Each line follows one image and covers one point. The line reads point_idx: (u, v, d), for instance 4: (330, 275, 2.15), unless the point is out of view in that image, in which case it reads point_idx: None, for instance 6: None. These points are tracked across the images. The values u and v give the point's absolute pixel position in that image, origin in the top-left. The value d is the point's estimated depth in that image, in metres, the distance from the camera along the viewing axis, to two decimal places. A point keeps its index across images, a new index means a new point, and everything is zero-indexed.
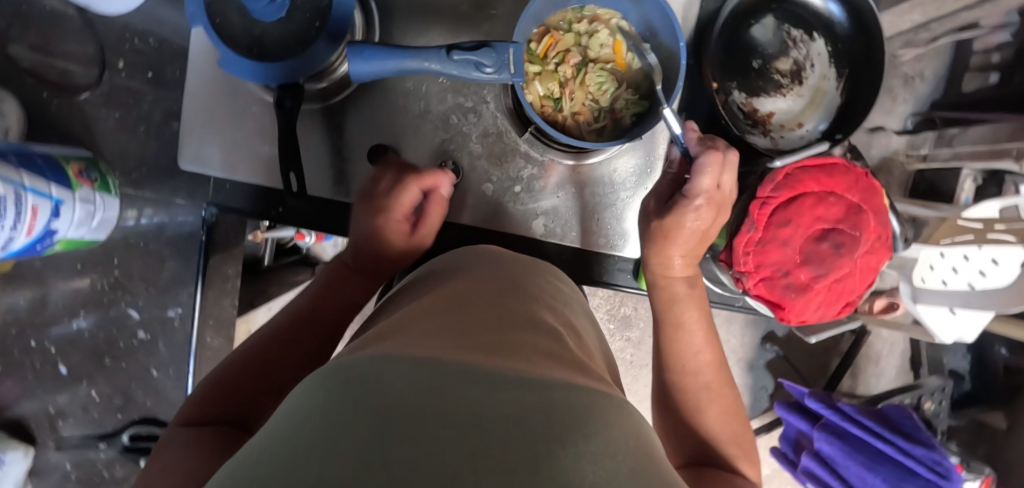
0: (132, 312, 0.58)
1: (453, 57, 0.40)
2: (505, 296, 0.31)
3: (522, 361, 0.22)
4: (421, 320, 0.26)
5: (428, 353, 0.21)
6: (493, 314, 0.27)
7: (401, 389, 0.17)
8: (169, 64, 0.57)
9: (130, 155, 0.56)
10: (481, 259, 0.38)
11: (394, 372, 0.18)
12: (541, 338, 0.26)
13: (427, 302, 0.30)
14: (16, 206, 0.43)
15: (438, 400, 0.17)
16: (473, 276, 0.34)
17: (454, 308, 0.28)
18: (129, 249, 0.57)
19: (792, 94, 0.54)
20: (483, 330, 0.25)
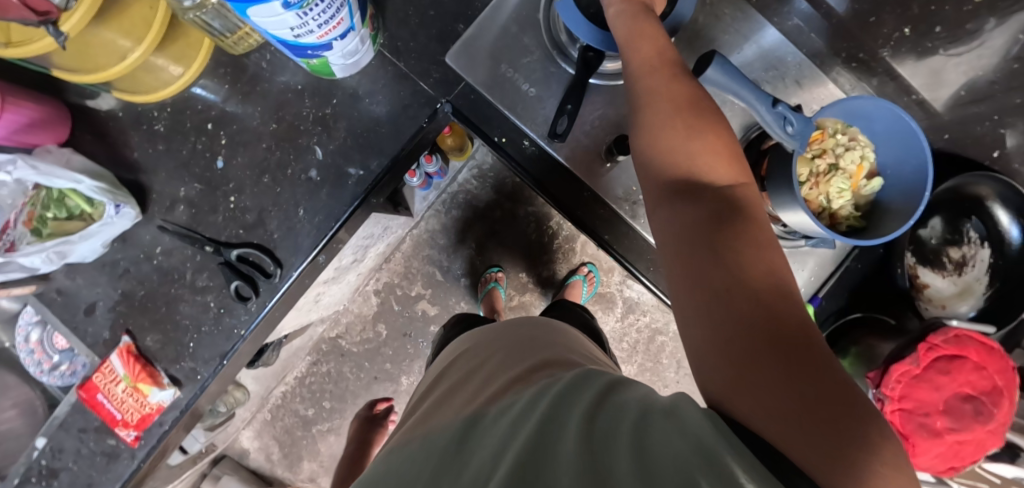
0: (316, 149, 0.59)
1: (774, 108, 0.45)
2: (505, 356, 0.51)
3: (475, 404, 0.43)
4: (447, 403, 0.48)
5: (428, 433, 0.43)
6: (470, 383, 0.49)
7: (417, 460, 0.39)
8: None
9: (404, 26, 0.59)
10: (508, 328, 0.59)
11: (417, 445, 0.42)
12: (505, 376, 0.47)
13: (456, 382, 0.52)
14: (333, 12, 0.47)
15: (420, 455, 0.39)
16: (472, 355, 0.56)
17: (449, 392, 0.50)
18: (352, 99, 0.59)
19: (947, 278, 0.62)
20: (473, 398, 0.45)
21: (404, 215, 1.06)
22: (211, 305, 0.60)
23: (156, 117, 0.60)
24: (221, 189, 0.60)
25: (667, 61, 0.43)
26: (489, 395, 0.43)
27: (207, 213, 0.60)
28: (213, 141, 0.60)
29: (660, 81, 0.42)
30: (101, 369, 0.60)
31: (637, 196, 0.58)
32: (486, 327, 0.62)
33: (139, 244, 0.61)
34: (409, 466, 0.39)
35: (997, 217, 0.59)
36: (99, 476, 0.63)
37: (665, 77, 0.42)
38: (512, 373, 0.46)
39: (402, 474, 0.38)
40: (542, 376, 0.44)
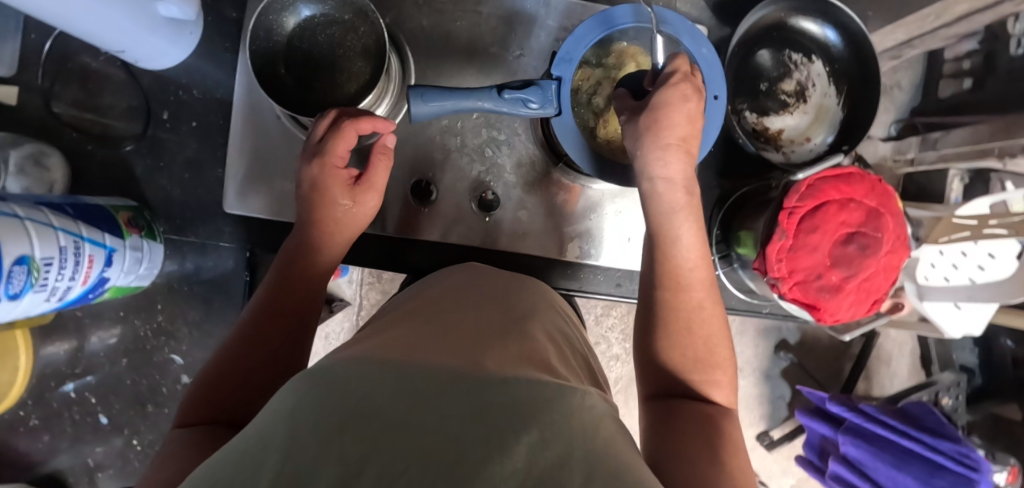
0: (174, 357, 0.60)
1: (504, 96, 0.41)
2: (484, 305, 0.41)
3: (455, 353, 0.31)
4: (410, 329, 0.35)
5: (386, 351, 0.30)
6: (444, 323, 0.36)
7: (364, 386, 0.26)
8: (212, 112, 0.58)
9: (173, 201, 0.58)
10: (477, 277, 0.49)
11: (357, 375, 0.26)
12: (490, 328, 0.36)
13: (421, 308, 0.40)
14: (75, 257, 0.46)
15: (371, 380, 0.26)
16: (429, 296, 0.44)
17: (420, 321, 0.37)
18: (173, 293, 0.60)
19: (798, 110, 0.58)
20: (453, 333, 0.34)
21: (339, 310, 1.05)
22: None
23: (24, 414, 0.58)
24: (116, 441, 0.60)
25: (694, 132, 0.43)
26: (476, 350, 0.31)
27: (118, 468, 0.60)
28: (83, 404, 0.59)
29: (679, 162, 0.43)
30: None
31: (470, 222, 0.56)
32: (418, 286, 0.50)
33: None
34: (355, 391, 0.25)
35: (804, 27, 0.57)
36: None
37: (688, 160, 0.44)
38: (509, 340, 0.34)
39: (352, 391, 0.25)
40: (537, 358, 0.33)
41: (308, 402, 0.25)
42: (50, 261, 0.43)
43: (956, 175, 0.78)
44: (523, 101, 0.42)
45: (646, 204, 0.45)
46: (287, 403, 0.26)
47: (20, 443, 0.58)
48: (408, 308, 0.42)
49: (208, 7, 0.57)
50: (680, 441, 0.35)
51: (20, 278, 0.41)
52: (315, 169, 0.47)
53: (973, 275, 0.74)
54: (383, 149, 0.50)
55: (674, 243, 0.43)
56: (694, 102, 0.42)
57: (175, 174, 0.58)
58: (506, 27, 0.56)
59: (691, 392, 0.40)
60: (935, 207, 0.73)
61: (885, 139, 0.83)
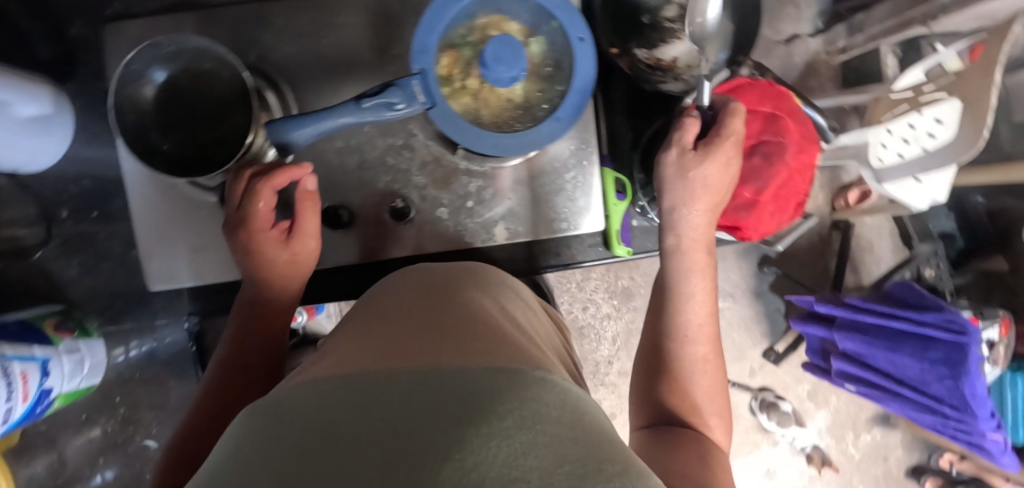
0: (149, 441, 0.60)
1: (363, 105, 0.40)
2: (441, 298, 0.38)
3: (414, 355, 0.28)
4: (364, 339, 0.32)
5: (350, 364, 0.27)
6: (406, 326, 0.33)
7: (312, 410, 0.22)
8: (112, 196, 0.57)
9: (100, 294, 0.57)
10: (425, 273, 0.45)
11: (303, 401, 0.23)
12: (452, 321, 0.33)
13: (379, 312, 0.37)
14: (5, 378, 0.45)
15: (321, 399, 0.23)
16: (381, 300, 0.40)
17: (391, 323, 0.34)
18: (128, 382, 0.59)
19: (688, 34, 0.57)
20: (412, 334, 0.31)
21: None
22: None
23: None
24: None
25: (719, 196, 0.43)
26: (451, 346, 0.29)
27: None
28: None
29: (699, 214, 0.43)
30: None
31: (390, 234, 0.56)
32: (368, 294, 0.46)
33: None
34: (302, 416, 0.22)
35: None
36: None
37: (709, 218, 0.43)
38: (484, 333, 0.31)
39: (308, 408, 0.22)
40: (505, 344, 0.30)
41: (250, 440, 0.21)
42: None
43: (890, 53, 0.79)
44: (385, 108, 0.40)
45: (664, 257, 0.44)
46: (238, 435, 0.22)
47: None
48: (365, 314, 0.38)
49: (75, 93, 0.56)
50: (677, 461, 0.33)
51: None
52: (241, 238, 0.47)
53: (926, 144, 0.68)
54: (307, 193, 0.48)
55: (691, 279, 0.43)
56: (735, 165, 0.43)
57: (94, 267, 0.57)
58: (373, 32, 0.54)
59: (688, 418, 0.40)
60: (871, 88, 0.77)
61: (812, 34, 0.83)
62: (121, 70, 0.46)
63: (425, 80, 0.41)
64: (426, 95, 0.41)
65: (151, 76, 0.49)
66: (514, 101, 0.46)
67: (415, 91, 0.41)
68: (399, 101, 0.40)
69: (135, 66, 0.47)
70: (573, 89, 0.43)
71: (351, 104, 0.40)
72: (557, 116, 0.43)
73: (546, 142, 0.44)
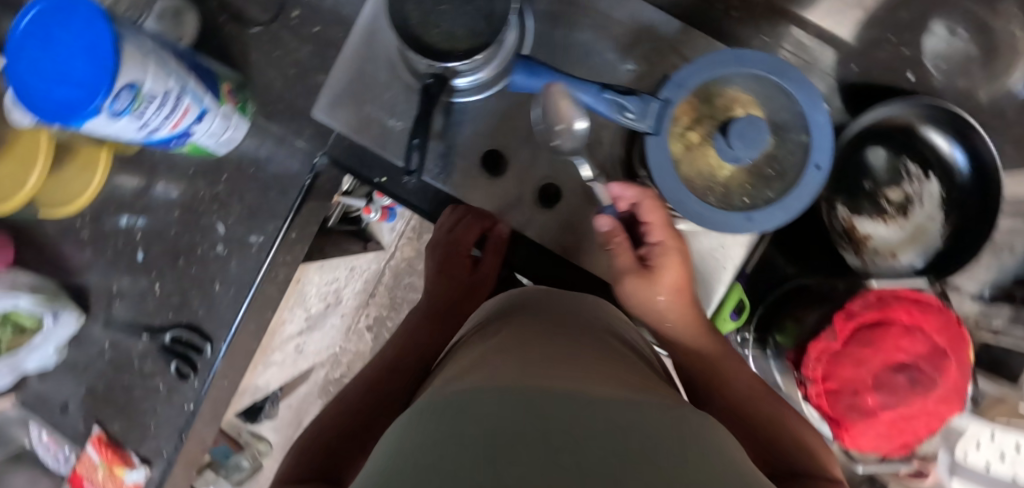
0: (219, 225, 0.62)
1: (604, 95, 0.41)
2: (584, 346, 0.39)
3: (563, 381, 0.29)
4: (510, 361, 0.34)
5: (490, 383, 0.29)
6: (541, 354, 0.34)
7: (490, 411, 0.23)
8: (335, 22, 0.60)
9: (271, 89, 0.60)
10: (567, 311, 0.48)
11: (482, 406, 0.24)
12: (590, 364, 0.34)
13: (521, 340, 0.39)
14: (174, 102, 0.49)
15: (496, 403, 0.24)
16: (520, 330, 0.42)
17: (532, 353, 0.35)
18: (240, 171, 0.61)
19: (894, 223, 0.54)
20: (553, 364, 0.32)
21: (373, 250, 1.06)
22: (161, 386, 0.64)
23: (79, 225, 0.65)
24: (144, 280, 0.64)
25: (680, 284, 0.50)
26: (579, 382, 0.29)
27: (135, 305, 0.65)
28: (131, 236, 0.64)
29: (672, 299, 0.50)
30: (82, 460, 0.66)
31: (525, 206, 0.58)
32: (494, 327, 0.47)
33: (91, 343, 0.66)
34: (482, 415, 0.23)
35: (937, 142, 0.53)
36: None
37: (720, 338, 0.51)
38: (602, 377, 0.32)
39: (481, 414, 0.23)
40: (645, 395, 0.31)
41: (436, 435, 0.23)
42: (153, 97, 0.47)
43: None
44: (616, 110, 0.42)
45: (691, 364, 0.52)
46: (410, 440, 0.23)
47: (73, 248, 0.66)
48: (498, 342, 0.41)
49: None
50: None
51: (124, 101, 0.45)
52: (448, 251, 0.62)
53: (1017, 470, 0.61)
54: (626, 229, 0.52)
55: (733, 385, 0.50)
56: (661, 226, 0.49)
57: (283, 66, 0.60)
58: (631, 39, 0.55)
59: (800, 466, 0.44)
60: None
61: None
62: None
63: (663, 110, 0.42)
64: (655, 121, 0.42)
65: None
66: (714, 175, 0.46)
67: (651, 113, 0.42)
68: (632, 112, 0.42)
69: None
70: (776, 203, 0.43)
71: (596, 88, 0.41)
72: (749, 216, 0.42)
73: (722, 228, 0.43)
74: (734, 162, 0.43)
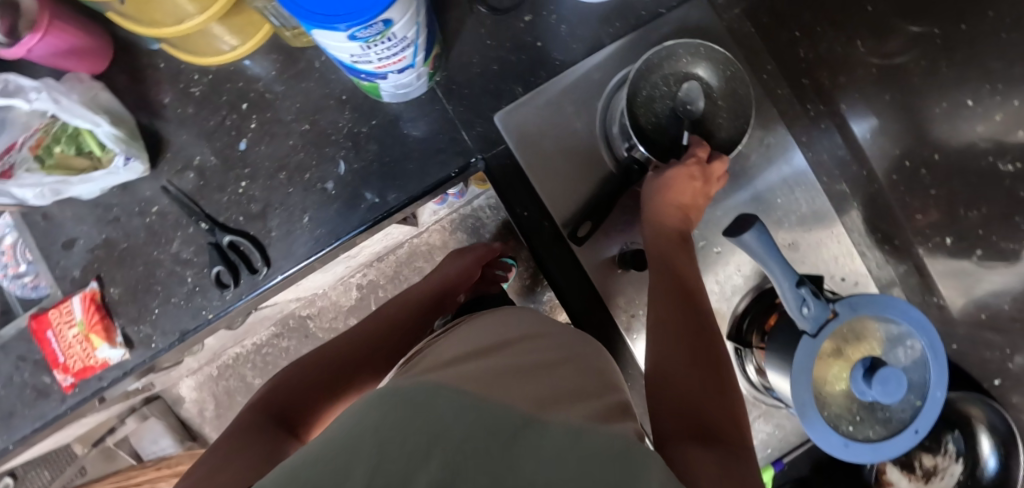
0: (339, 164, 0.58)
1: (795, 288, 0.45)
2: (565, 366, 0.43)
3: (518, 402, 0.33)
4: (492, 373, 0.38)
5: (453, 386, 0.34)
6: (518, 373, 0.39)
7: (443, 428, 0.28)
8: (555, 48, 0.60)
9: (465, 73, 0.58)
10: (557, 329, 0.52)
11: (440, 417, 0.29)
12: (558, 388, 0.39)
13: (511, 353, 0.43)
14: (399, 49, 0.46)
15: (454, 419, 0.29)
16: (507, 337, 0.47)
17: (511, 369, 0.40)
18: (391, 126, 0.58)
19: (911, 482, 0.61)
20: (526, 387, 0.37)
21: (409, 224, 1.02)
22: (188, 279, 0.59)
23: (195, 79, 0.59)
24: (232, 170, 0.59)
25: (681, 232, 0.55)
26: (536, 400, 0.35)
27: (207, 188, 0.59)
28: (243, 121, 0.59)
29: (683, 250, 0.54)
30: (58, 306, 0.58)
31: (634, 305, 0.60)
32: (498, 316, 0.53)
33: (138, 197, 0.59)
34: (439, 430, 0.28)
35: (981, 442, 0.56)
36: (20, 405, 0.61)
37: (681, 250, 0.54)
38: (560, 393, 0.38)
39: (430, 426, 0.28)
40: (602, 417, 0.35)
41: (392, 429, 0.28)
42: (391, 39, 0.44)
43: None
44: (799, 304, 0.45)
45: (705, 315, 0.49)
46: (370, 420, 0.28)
47: (176, 98, 0.59)
48: (483, 342, 0.45)
49: None
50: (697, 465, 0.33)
51: (371, 32, 0.41)
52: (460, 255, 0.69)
53: None
54: (702, 175, 0.53)
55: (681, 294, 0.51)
56: (699, 165, 0.53)
57: (489, 59, 0.59)
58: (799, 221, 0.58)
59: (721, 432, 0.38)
60: None
61: None
62: (676, 45, 0.53)
63: (832, 324, 0.45)
64: (820, 329, 0.45)
65: (675, 63, 0.55)
66: (829, 387, 0.49)
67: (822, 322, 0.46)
68: (806, 313, 0.45)
69: (682, 51, 0.54)
70: (870, 443, 0.47)
71: (790, 283, 0.45)
72: (847, 443, 0.46)
73: (823, 444, 0.46)
74: (857, 393, 0.47)
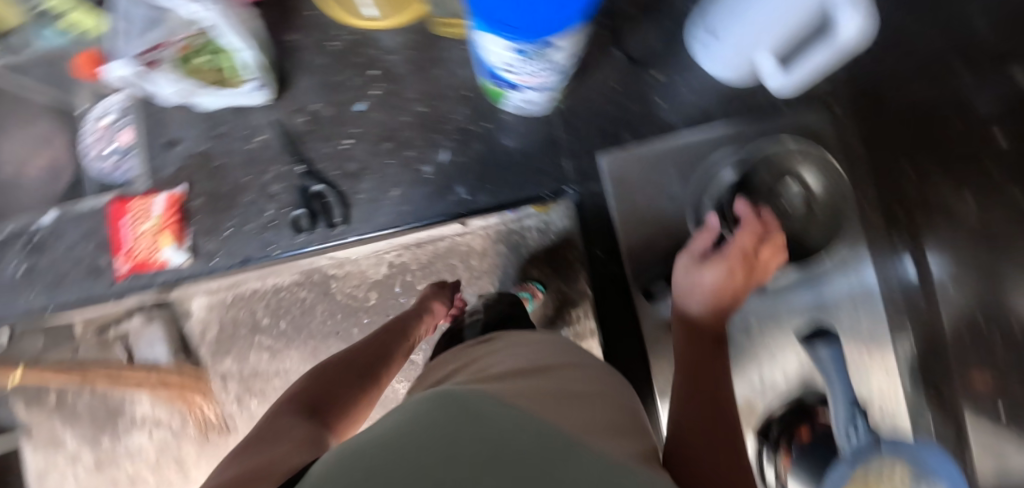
0: (442, 152, 0.60)
1: None
2: (604, 405, 0.39)
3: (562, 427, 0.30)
4: (528, 398, 0.35)
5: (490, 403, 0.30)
6: (557, 403, 0.36)
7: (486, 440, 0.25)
8: (674, 111, 0.61)
9: (584, 108, 0.61)
10: (595, 369, 0.49)
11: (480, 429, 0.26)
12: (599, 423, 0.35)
13: (547, 382, 0.40)
14: (546, 70, 0.49)
15: (499, 434, 0.25)
16: (540, 365, 0.43)
17: (548, 399, 0.36)
18: (502, 134, 0.60)
19: None
20: (570, 418, 0.33)
21: None
22: (267, 212, 0.61)
23: (336, 34, 0.62)
24: (342, 127, 0.61)
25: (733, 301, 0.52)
26: (580, 428, 0.31)
27: (313, 136, 0.61)
28: (366, 86, 0.62)
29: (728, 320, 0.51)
30: (142, 198, 0.62)
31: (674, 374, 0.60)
32: (534, 341, 0.50)
33: (248, 124, 0.62)
34: (483, 442, 0.24)
35: None
36: (76, 277, 0.64)
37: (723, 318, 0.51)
38: (605, 423, 0.35)
39: (472, 439, 0.24)
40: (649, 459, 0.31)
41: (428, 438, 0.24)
42: (546, 60, 0.46)
43: None
44: None
45: None
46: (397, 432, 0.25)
47: (313, 46, 0.62)
48: (515, 364, 0.42)
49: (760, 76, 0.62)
50: None
51: (536, 48, 0.44)
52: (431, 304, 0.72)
53: None
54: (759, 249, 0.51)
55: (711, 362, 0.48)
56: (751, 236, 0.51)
57: (610, 102, 0.61)
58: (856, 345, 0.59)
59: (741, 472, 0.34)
60: None
61: None
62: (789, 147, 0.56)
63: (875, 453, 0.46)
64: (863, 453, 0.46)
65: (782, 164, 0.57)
66: None
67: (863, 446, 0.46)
68: None
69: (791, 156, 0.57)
70: None
71: None
72: None
73: None
74: None
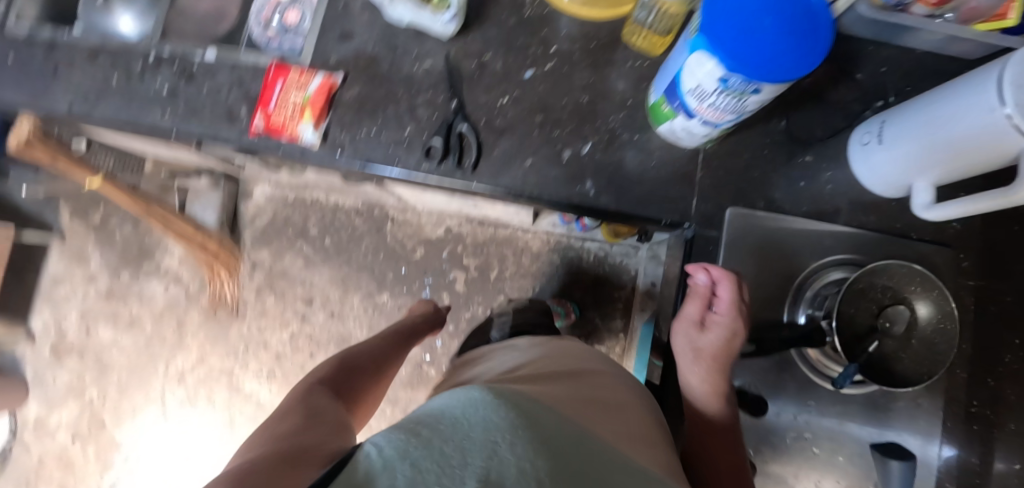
0: (585, 145, 0.62)
1: None
2: (627, 410, 0.47)
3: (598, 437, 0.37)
4: (568, 399, 0.42)
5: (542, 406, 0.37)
6: (591, 406, 0.43)
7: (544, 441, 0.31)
8: (809, 197, 0.63)
9: (729, 160, 0.62)
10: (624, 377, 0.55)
11: (539, 431, 0.31)
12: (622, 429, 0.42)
13: (583, 386, 0.47)
14: (728, 110, 0.50)
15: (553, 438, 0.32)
16: (576, 370, 0.51)
17: (579, 400, 0.43)
18: (645, 151, 0.62)
19: None
20: (599, 422, 0.40)
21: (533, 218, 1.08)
22: (406, 130, 0.63)
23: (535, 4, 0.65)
24: (505, 85, 0.64)
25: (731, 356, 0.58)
26: (612, 436, 0.39)
27: (476, 81, 0.64)
28: (542, 58, 0.64)
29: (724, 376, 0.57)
30: (302, 72, 0.64)
31: None
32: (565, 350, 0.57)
33: (423, 48, 0.65)
34: (541, 442, 0.30)
35: None
36: (209, 115, 0.67)
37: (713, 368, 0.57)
38: (631, 434, 0.42)
39: (533, 434, 0.31)
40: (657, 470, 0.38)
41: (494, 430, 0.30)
42: (737, 100, 0.48)
43: None
44: None
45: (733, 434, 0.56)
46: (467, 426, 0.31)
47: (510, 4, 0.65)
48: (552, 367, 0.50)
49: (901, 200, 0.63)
50: None
51: (738, 86, 0.45)
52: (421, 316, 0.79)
53: None
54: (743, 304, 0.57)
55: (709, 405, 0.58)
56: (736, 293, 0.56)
57: (754, 164, 0.62)
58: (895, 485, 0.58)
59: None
60: None
61: None
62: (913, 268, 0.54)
63: None
64: None
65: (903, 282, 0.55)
66: None
67: None
68: None
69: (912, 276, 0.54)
70: None
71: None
72: None
73: None
74: None
